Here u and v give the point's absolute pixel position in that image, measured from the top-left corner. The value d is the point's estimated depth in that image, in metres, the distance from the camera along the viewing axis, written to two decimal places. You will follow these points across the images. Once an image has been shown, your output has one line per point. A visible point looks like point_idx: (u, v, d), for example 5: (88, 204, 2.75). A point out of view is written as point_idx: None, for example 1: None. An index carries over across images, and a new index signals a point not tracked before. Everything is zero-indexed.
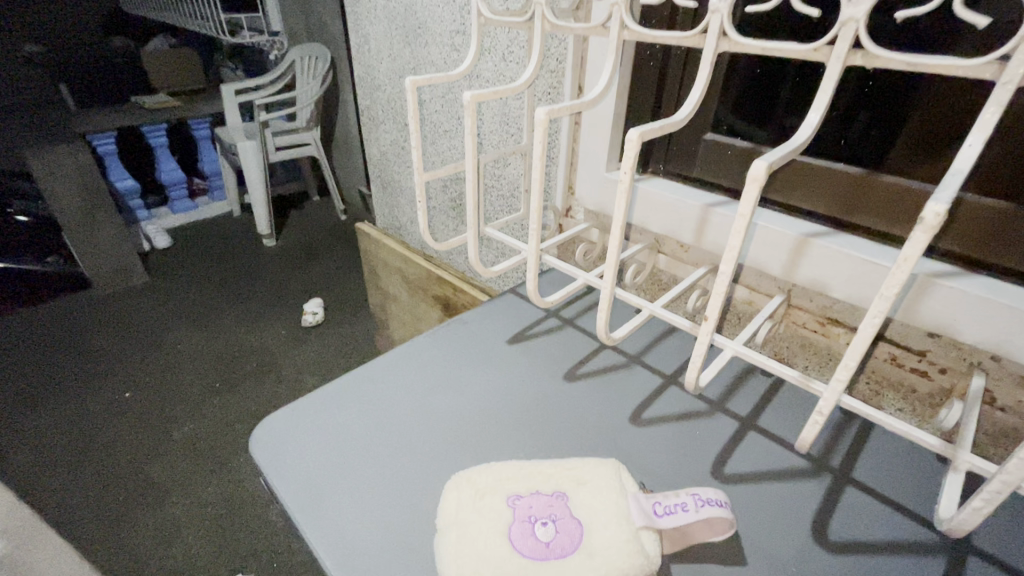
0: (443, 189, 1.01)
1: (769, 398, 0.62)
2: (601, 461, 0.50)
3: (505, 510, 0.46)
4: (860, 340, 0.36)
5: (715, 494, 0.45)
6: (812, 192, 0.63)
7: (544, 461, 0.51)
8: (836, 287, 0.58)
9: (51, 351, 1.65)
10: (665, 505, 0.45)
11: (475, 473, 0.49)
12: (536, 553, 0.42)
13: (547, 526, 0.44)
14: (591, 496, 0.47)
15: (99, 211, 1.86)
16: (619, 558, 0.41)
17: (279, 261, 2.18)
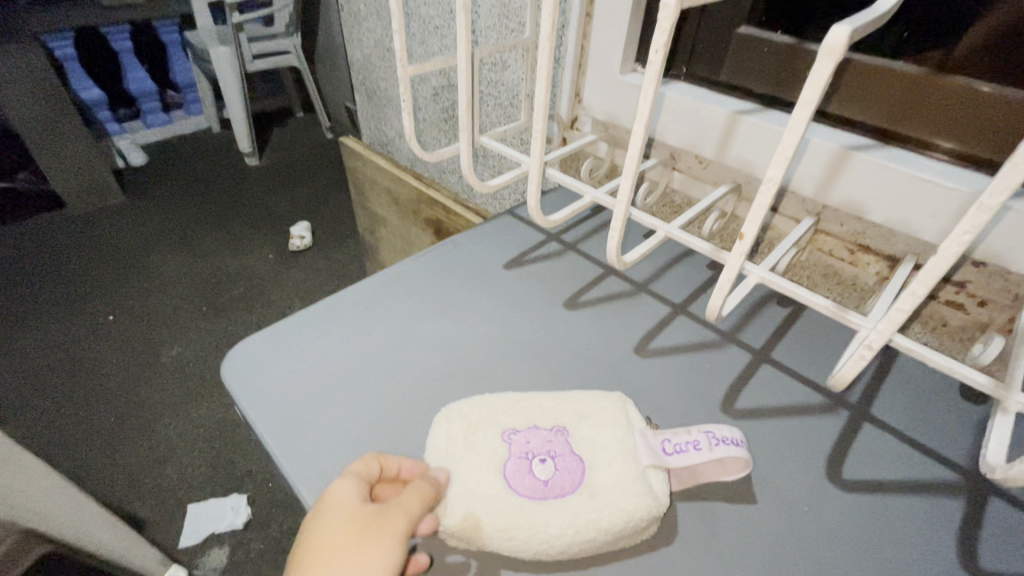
0: (434, 97, 0.91)
1: (785, 330, 0.58)
2: (605, 395, 0.46)
3: (500, 445, 0.42)
4: (936, 262, 0.30)
5: (731, 434, 0.42)
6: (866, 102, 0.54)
7: (542, 394, 0.46)
8: (875, 209, 0.51)
9: (28, 272, 1.58)
10: (674, 444, 0.42)
11: (467, 404, 0.45)
12: (534, 493, 0.39)
13: (546, 463, 0.41)
14: (593, 432, 0.43)
15: (63, 122, 1.72)
16: (624, 499, 0.38)
17: (263, 182, 2.06)
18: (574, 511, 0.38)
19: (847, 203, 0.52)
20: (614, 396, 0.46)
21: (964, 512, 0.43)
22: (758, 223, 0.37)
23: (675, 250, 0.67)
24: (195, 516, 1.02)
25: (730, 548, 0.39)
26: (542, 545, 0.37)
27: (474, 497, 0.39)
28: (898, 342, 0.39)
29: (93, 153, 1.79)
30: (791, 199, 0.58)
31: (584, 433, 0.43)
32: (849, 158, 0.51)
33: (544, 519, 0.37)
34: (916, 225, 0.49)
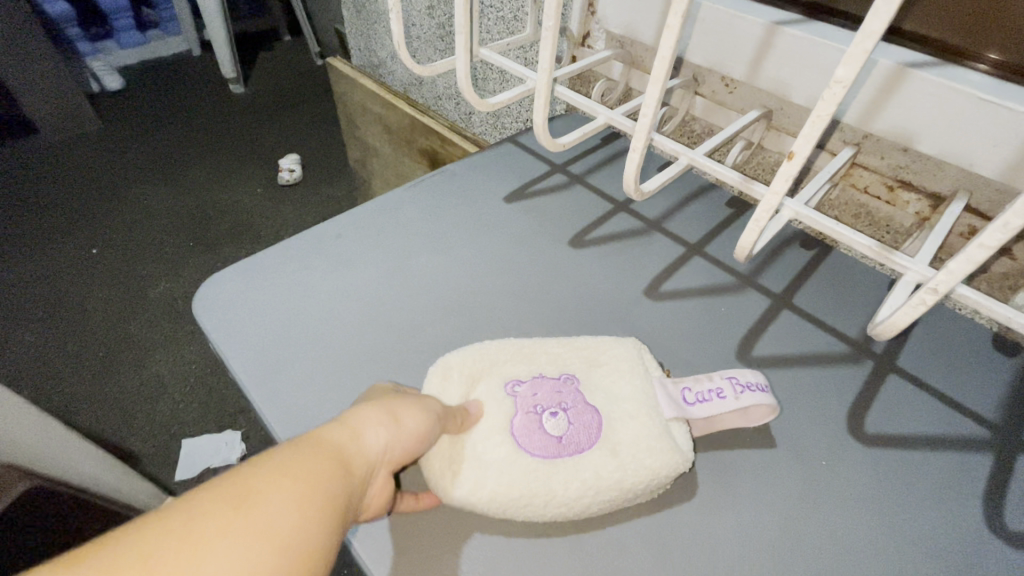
0: (429, 9, 0.81)
1: (808, 274, 0.53)
2: (618, 339, 0.42)
3: (505, 400, 0.38)
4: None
5: (756, 379, 0.40)
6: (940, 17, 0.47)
7: (548, 340, 0.43)
8: (926, 139, 0.45)
9: (3, 203, 1.51)
10: (696, 394, 0.39)
11: (453, 357, 0.41)
12: (547, 451, 0.36)
13: (558, 417, 0.37)
14: (601, 380, 0.40)
15: (26, 38, 1.58)
16: (648, 456, 0.35)
17: (248, 110, 1.94)
18: (593, 475, 0.35)
19: (896, 131, 0.46)
20: (629, 340, 0.43)
21: (992, 469, 0.40)
22: (808, 146, 0.31)
23: (692, 185, 0.62)
24: (189, 451, 1.01)
25: (742, 504, 0.37)
26: (562, 508, 0.34)
27: (483, 461, 0.35)
28: (960, 293, 0.36)
29: (63, 74, 1.67)
30: (830, 127, 0.52)
31: (592, 381, 0.40)
32: (906, 77, 0.44)
33: (559, 482, 0.34)
34: (972, 156, 0.43)
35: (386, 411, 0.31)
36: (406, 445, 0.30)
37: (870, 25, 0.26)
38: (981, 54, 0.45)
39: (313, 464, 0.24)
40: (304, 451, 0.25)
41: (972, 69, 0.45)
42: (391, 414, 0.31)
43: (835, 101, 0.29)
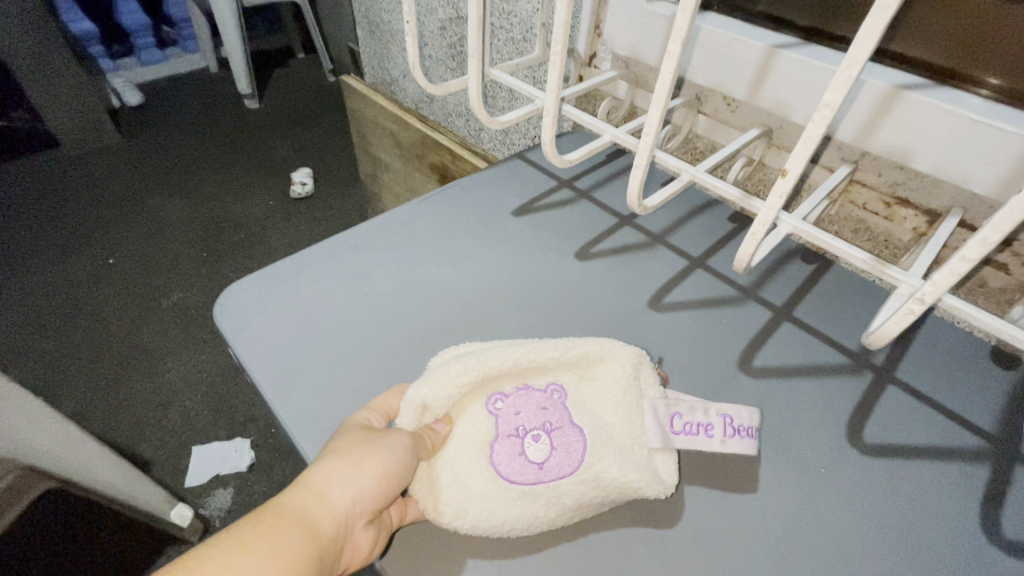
0: (441, 30, 0.84)
1: (809, 287, 0.55)
2: (620, 348, 0.42)
3: (484, 422, 0.39)
4: (1016, 206, 0.27)
5: (750, 422, 0.41)
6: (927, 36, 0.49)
7: (543, 349, 0.41)
8: (921, 157, 0.47)
9: (24, 213, 1.55)
10: (685, 425, 0.41)
11: (427, 391, 0.39)
12: (525, 477, 0.37)
13: (537, 442, 0.38)
14: (591, 394, 0.41)
15: (52, 55, 1.64)
16: (631, 473, 0.37)
17: (263, 125, 1.99)
18: (573, 496, 0.36)
19: (891, 149, 0.48)
20: (628, 350, 0.42)
21: (990, 478, 0.41)
22: (801, 163, 0.33)
23: (695, 200, 0.63)
24: (199, 458, 1.03)
25: (743, 511, 0.38)
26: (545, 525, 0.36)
27: (466, 490, 0.36)
28: (947, 300, 0.37)
29: (86, 90, 1.73)
30: (827, 145, 0.54)
31: (583, 394, 0.41)
32: (900, 98, 0.46)
33: (542, 504, 0.36)
34: (966, 173, 0.45)
35: (355, 464, 0.34)
36: (383, 491, 0.34)
37: (856, 52, 0.28)
38: (980, 77, 0.47)
39: (273, 548, 0.30)
40: (265, 536, 0.30)
41: (972, 92, 0.46)
42: (360, 467, 0.34)
43: (826, 121, 0.31)
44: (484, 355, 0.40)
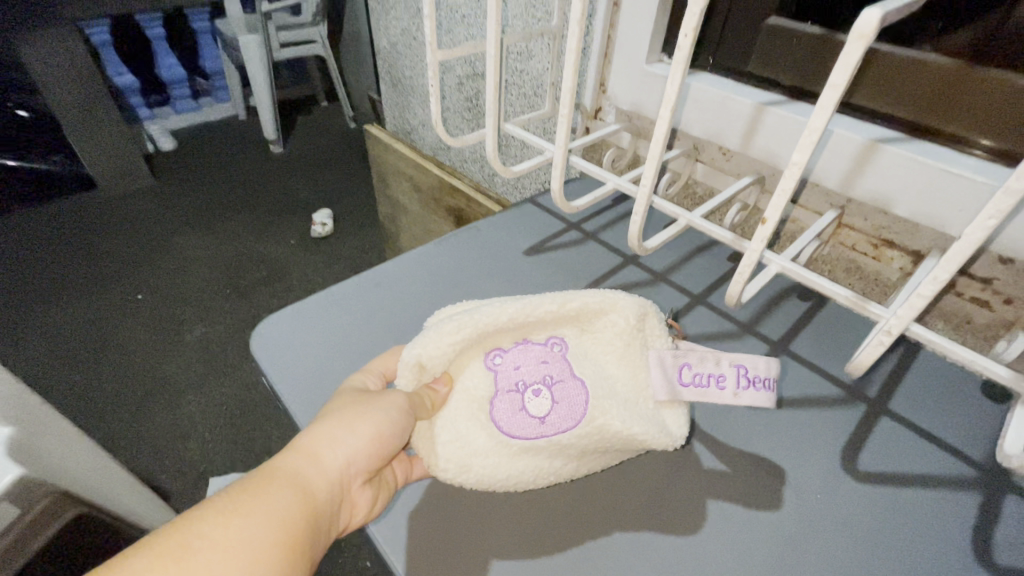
0: (458, 86, 0.92)
1: (804, 324, 0.58)
2: (625, 298, 0.44)
3: (486, 378, 0.42)
4: (959, 249, 0.30)
5: (765, 373, 0.42)
6: (892, 91, 0.53)
7: (539, 304, 0.43)
8: (902, 202, 0.51)
9: (59, 251, 1.63)
10: (695, 376, 0.42)
11: (421, 352, 0.42)
12: (524, 432, 0.40)
13: (541, 394, 0.41)
14: (593, 346, 0.44)
15: (98, 106, 1.78)
16: (636, 427, 0.40)
17: (287, 169, 2.10)
18: (574, 447, 0.40)
19: (874, 196, 0.52)
20: (630, 301, 0.44)
21: (980, 506, 0.43)
22: (779, 212, 0.37)
23: (695, 241, 0.68)
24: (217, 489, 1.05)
25: (741, 535, 0.40)
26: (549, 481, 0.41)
27: (467, 446, 0.40)
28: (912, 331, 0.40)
29: (125, 137, 1.85)
30: (816, 192, 0.58)
31: (585, 346, 0.44)
32: (876, 151, 0.50)
33: (547, 459, 0.40)
34: (944, 219, 0.49)
35: (347, 427, 0.38)
36: (374, 451, 0.38)
37: (815, 120, 0.32)
38: (976, 141, 0.49)
39: (274, 499, 0.34)
40: (265, 491, 0.34)
41: (967, 154, 0.49)
42: (352, 429, 0.38)
43: (795, 178, 0.35)
44: (480, 313, 0.43)
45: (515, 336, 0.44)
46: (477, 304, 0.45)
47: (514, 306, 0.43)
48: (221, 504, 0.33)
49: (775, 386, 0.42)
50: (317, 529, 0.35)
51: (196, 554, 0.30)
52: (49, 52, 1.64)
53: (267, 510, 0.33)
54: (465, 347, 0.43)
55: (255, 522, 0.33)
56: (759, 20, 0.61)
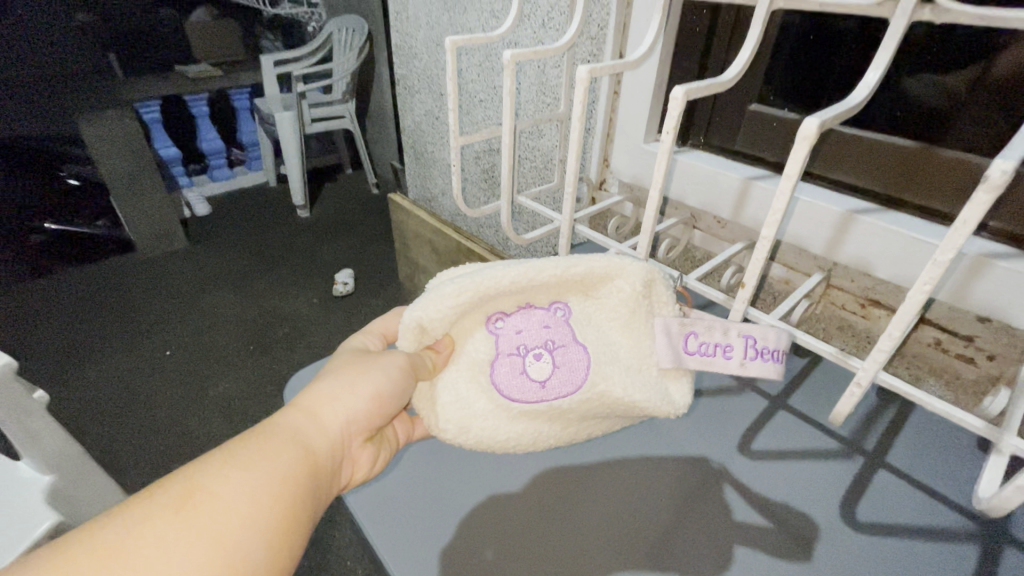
0: (476, 160, 1.01)
1: (801, 379, 0.61)
2: (631, 264, 0.50)
3: (489, 342, 0.49)
4: (907, 309, 0.35)
5: (773, 346, 0.48)
6: (860, 167, 0.61)
7: (543, 270, 0.48)
8: (882, 267, 0.55)
9: (96, 309, 1.71)
10: (701, 345, 0.50)
11: (422, 316, 0.47)
12: (532, 395, 0.47)
13: (543, 358, 0.48)
14: (596, 310, 0.51)
15: (145, 177, 1.93)
16: (638, 395, 0.49)
17: (312, 232, 2.22)
18: (576, 411, 0.48)
19: (854, 260, 0.57)
20: (635, 267, 0.50)
21: (978, 556, 0.43)
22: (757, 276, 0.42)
23: (695, 301, 0.73)
24: None
25: None
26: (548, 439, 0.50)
27: (467, 410, 0.48)
28: (890, 381, 0.45)
29: (165, 203, 1.98)
30: (803, 255, 0.64)
31: (587, 310, 0.51)
32: (852, 221, 0.56)
33: (546, 424, 0.49)
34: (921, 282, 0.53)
35: (346, 388, 0.44)
36: (372, 409, 0.44)
37: (778, 202, 0.39)
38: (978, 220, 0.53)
39: (281, 450, 0.38)
40: (271, 443, 0.38)
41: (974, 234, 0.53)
42: (351, 390, 0.44)
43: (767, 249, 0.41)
44: (483, 276, 0.47)
45: (518, 301, 0.50)
46: (477, 268, 0.49)
47: (515, 271, 0.47)
48: (228, 458, 0.36)
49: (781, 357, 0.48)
50: (322, 478, 0.39)
51: (214, 500, 0.33)
52: (107, 128, 1.81)
53: (276, 463, 0.37)
54: (468, 308, 0.48)
55: (267, 470, 0.36)
56: (743, 106, 0.69)
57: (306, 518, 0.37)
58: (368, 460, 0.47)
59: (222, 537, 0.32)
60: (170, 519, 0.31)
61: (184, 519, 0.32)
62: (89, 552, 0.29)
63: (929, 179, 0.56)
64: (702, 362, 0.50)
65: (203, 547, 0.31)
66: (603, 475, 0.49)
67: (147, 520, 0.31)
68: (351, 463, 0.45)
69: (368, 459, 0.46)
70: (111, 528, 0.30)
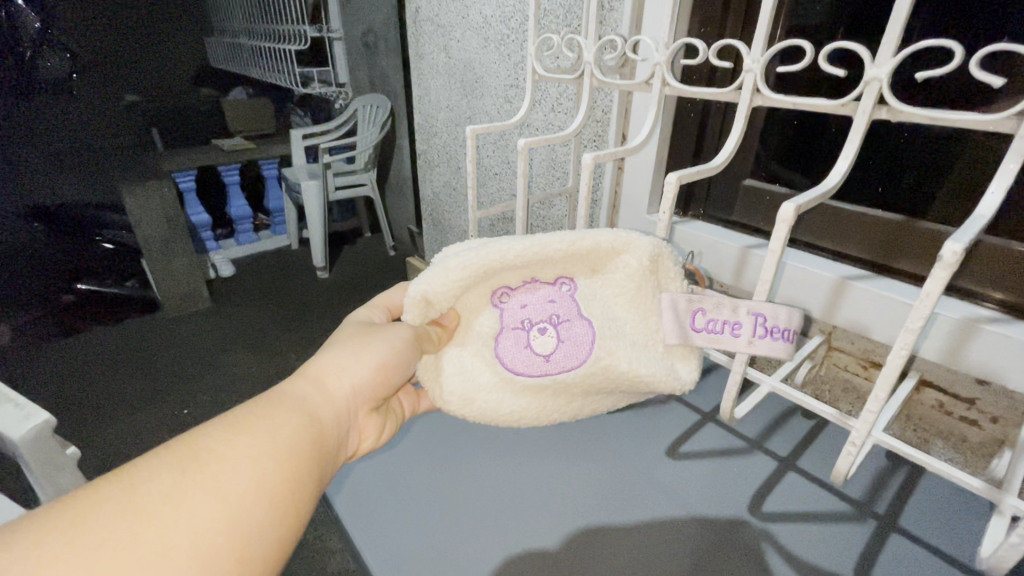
0: (492, 228, 1.08)
1: (809, 441, 0.63)
2: (638, 239, 0.49)
3: (494, 317, 0.50)
4: (889, 372, 0.38)
5: (783, 325, 0.48)
6: (846, 235, 0.68)
7: (551, 243, 0.48)
8: (879, 330, 0.58)
9: (116, 366, 1.71)
10: (709, 323, 0.50)
11: (427, 289, 0.48)
12: (536, 368, 0.50)
13: (548, 332, 0.50)
14: (602, 286, 0.51)
15: (177, 242, 2.00)
16: (643, 367, 0.51)
17: (331, 293, 2.28)
18: (578, 384, 0.51)
19: (853, 324, 0.60)
20: (643, 242, 0.49)
21: None
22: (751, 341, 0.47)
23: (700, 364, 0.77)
24: None
25: None
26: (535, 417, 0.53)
27: (472, 384, 0.51)
28: (887, 442, 0.47)
29: (194, 265, 2.04)
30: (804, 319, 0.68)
31: (593, 286, 0.51)
32: (846, 287, 0.60)
33: (548, 397, 0.52)
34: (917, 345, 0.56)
35: (352, 358, 0.45)
36: (377, 379, 0.46)
37: (765, 274, 0.45)
38: (989, 293, 0.57)
39: (287, 413, 0.38)
40: (276, 405, 0.38)
41: (980, 306, 0.57)
42: (357, 360, 0.45)
43: None
44: (489, 250, 0.47)
45: (523, 275, 0.50)
46: (484, 241, 0.49)
47: (521, 245, 0.47)
48: (232, 421, 0.35)
49: (792, 336, 0.48)
50: (330, 442, 0.40)
51: (221, 460, 0.32)
52: (148, 200, 1.92)
53: (283, 425, 0.37)
54: (473, 281, 0.48)
55: (274, 431, 0.36)
56: (737, 180, 0.77)
57: (314, 479, 0.37)
58: (372, 430, 0.48)
59: (232, 492, 0.31)
60: (176, 477, 0.31)
61: (190, 476, 0.31)
62: (89, 511, 0.28)
63: (908, 248, 0.62)
64: (710, 340, 0.50)
65: (213, 501, 0.30)
66: (613, 539, 0.51)
67: (150, 479, 0.30)
68: (356, 433, 0.46)
69: (374, 428, 0.48)
70: (114, 486, 0.29)
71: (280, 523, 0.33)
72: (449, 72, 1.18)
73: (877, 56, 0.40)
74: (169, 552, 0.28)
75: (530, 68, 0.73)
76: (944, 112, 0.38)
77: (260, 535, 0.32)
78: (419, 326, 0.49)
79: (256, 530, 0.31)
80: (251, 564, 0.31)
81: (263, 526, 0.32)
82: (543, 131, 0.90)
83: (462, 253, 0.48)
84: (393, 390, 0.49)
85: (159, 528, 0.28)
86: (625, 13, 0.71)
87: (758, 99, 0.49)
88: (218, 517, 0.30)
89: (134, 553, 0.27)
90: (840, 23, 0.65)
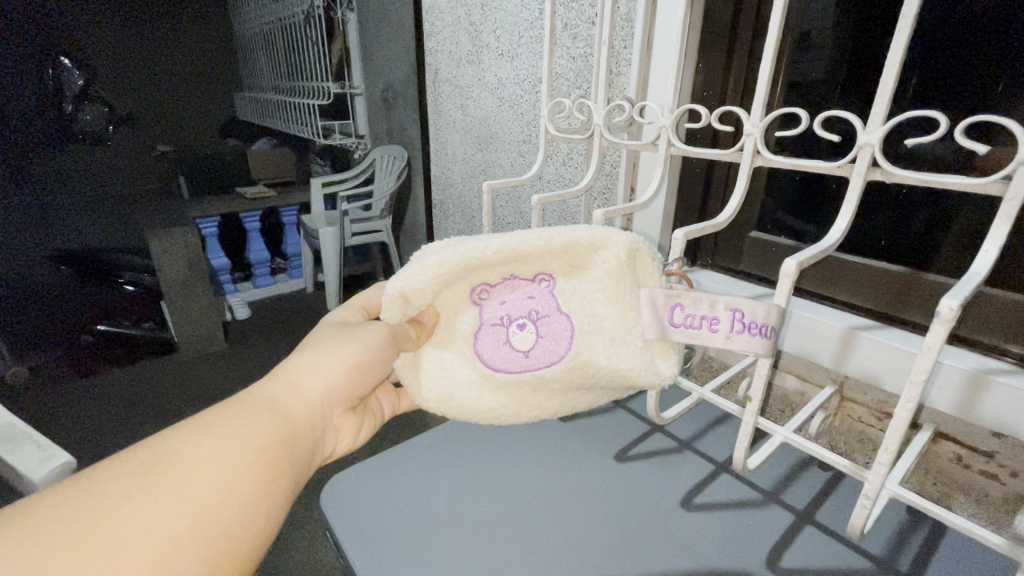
0: None
1: (826, 493, 0.62)
2: (617, 235, 0.47)
3: (474, 314, 0.50)
4: (897, 424, 0.38)
5: (762, 321, 0.43)
6: (854, 290, 0.70)
7: (528, 239, 0.46)
8: (891, 382, 0.60)
9: (134, 407, 1.68)
10: (687, 319, 0.45)
11: (404, 287, 0.47)
12: (516, 363, 0.49)
13: (527, 328, 0.49)
14: (581, 283, 0.48)
15: (197, 285, 1.96)
16: (624, 363, 0.47)
17: None
18: (558, 380, 0.50)
19: (866, 377, 0.62)
20: (621, 238, 0.47)
21: None
22: (761, 391, 0.48)
23: (712, 414, 0.77)
24: None
25: None
26: (514, 415, 0.51)
27: (452, 382, 0.50)
28: (906, 498, 0.45)
29: (210, 315, 2.01)
30: (817, 371, 0.70)
31: (573, 284, 0.49)
32: (857, 339, 0.63)
33: (528, 393, 0.50)
34: (928, 396, 0.58)
35: (324, 360, 0.46)
36: (348, 381, 0.46)
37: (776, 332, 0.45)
38: (1006, 348, 0.58)
39: (257, 414, 0.39)
40: (244, 406, 0.39)
41: (998, 359, 0.58)
42: (329, 361, 0.46)
43: (767, 365, 0.46)
44: (466, 247, 0.46)
45: (502, 272, 0.49)
46: (462, 238, 0.49)
47: (499, 241, 0.46)
48: (200, 423, 0.36)
49: (771, 333, 0.43)
50: (303, 442, 0.41)
51: (185, 461, 0.33)
52: (171, 242, 1.89)
53: (251, 427, 0.37)
54: (451, 280, 0.48)
55: (241, 434, 0.37)
56: (744, 235, 0.81)
57: (287, 477, 0.38)
58: (348, 430, 0.49)
59: (197, 495, 0.32)
60: (136, 479, 0.32)
61: (155, 480, 0.32)
62: (48, 515, 0.29)
63: (916, 302, 0.64)
64: (688, 336, 0.45)
65: (178, 505, 0.31)
66: None
67: (110, 480, 0.31)
68: (334, 433, 0.47)
69: (351, 428, 0.49)
70: (71, 491, 0.30)
71: (251, 519, 0.34)
72: (464, 128, 1.25)
73: (868, 123, 0.43)
74: (129, 555, 0.29)
75: (544, 127, 0.77)
76: (934, 176, 0.40)
77: (233, 536, 0.33)
78: (398, 324, 0.48)
79: (226, 530, 0.33)
80: (219, 565, 0.32)
81: (234, 524, 0.33)
82: (554, 183, 0.95)
83: (441, 250, 0.47)
84: (371, 390, 0.50)
85: (118, 529, 0.29)
86: (632, 78, 0.77)
87: (759, 161, 0.52)
88: (183, 519, 0.31)
89: (93, 554, 0.28)
90: (834, 88, 0.69)
